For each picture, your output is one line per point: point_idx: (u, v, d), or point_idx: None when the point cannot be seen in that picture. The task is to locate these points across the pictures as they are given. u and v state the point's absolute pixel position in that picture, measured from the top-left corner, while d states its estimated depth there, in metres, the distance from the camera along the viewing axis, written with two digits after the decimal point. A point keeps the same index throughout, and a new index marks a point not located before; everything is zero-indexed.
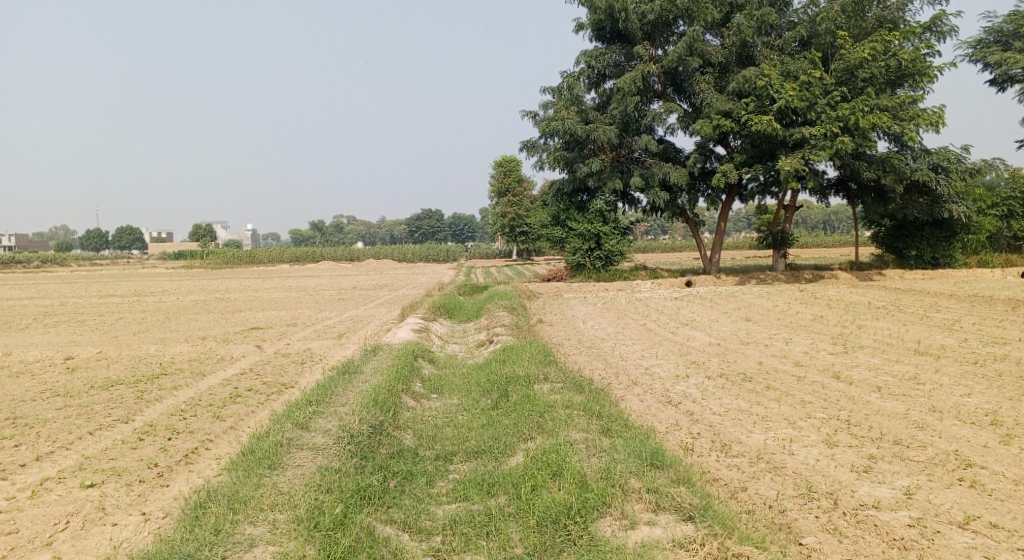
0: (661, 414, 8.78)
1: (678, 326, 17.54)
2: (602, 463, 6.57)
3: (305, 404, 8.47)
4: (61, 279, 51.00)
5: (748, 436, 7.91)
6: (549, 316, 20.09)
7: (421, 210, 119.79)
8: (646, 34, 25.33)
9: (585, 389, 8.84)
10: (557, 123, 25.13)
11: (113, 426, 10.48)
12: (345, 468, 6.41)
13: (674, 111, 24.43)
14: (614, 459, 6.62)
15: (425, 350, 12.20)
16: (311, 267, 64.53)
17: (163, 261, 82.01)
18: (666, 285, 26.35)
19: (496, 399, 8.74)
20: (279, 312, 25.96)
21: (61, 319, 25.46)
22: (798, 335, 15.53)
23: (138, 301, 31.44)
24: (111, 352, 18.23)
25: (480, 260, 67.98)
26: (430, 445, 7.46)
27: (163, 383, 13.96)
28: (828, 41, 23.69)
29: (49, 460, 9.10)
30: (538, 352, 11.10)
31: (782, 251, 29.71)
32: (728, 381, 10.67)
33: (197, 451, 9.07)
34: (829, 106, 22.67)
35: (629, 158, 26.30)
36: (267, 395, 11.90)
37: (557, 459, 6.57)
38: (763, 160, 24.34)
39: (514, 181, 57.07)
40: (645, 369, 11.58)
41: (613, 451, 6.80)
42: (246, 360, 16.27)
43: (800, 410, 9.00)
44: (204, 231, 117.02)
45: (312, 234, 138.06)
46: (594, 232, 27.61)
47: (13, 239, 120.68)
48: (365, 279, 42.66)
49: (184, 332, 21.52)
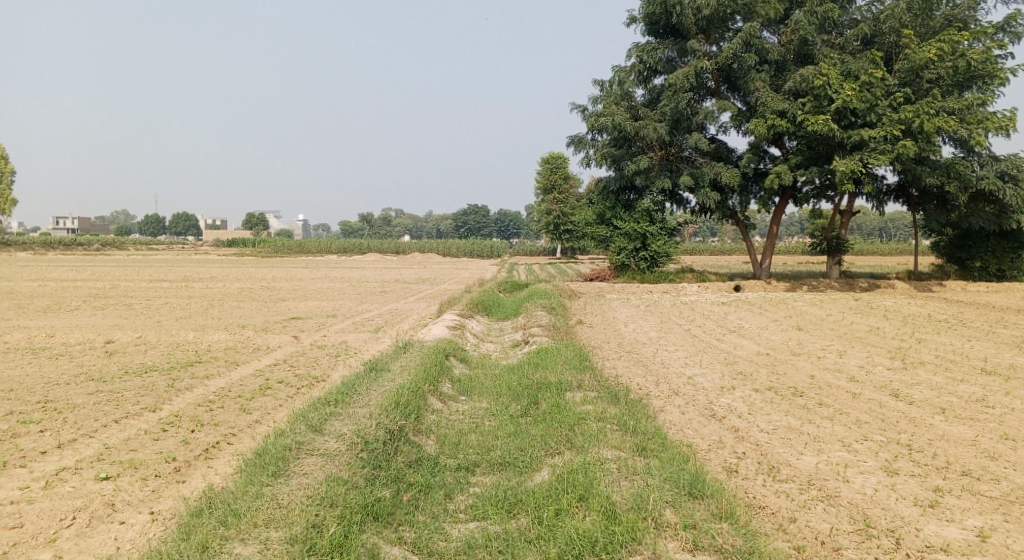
0: (703, 430, 8.19)
1: (725, 333, 16.80)
2: (635, 489, 6.04)
3: (324, 404, 8.10)
4: (116, 262, 51.98)
5: (797, 458, 7.29)
6: (589, 317, 19.50)
7: (468, 204, 119.88)
8: (701, 29, 24.53)
9: (621, 400, 8.28)
10: (606, 118, 24.48)
11: (139, 415, 10.28)
12: (355, 479, 6.00)
13: (728, 109, 23.56)
14: (646, 485, 6.08)
15: (458, 349, 11.76)
16: (358, 259, 64.87)
17: (215, 248, 83.45)
18: (713, 289, 25.51)
19: (526, 406, 8.27)
20: (320, 302, 25.84)
21: (109, 303, 25.76)
22: (853, 347, 14.68)
23: (185, 287, 31.71)
24: (150, 338, 18.23)
25: (526, 256, 67.66)
26: (452, 454, 7.02)
27: (197, 371, 13.82)
28: (892, 40, 22.70)
29: (69, 448, 8.89)
30: (574, 356, 10.56)
31: (837, 258, 28.57)
32: (777, 396, 10.01)
33: (218, 446, 8.79)
34: (891, 107, 21.63)
35: (678, 157, 25.51)
36: (296, 389, 11.59)
37: (585, 480, 6.06)
38: (819, 163, 23.35)
39: (560, 178, 56.60)
40: (687, 379, 10.96)
41: (646, 474, 6.25)
42: (281, 351, 16.05)
43: (855, 431, 8.32)
44: (257, 219, 119.18)
45: (361, 225, 139.64)
46: (641, 231, 26.94)
47: (74, 222, 124.09)
48: (409, 273, 42.52)
49: (225, 320, 21.48)
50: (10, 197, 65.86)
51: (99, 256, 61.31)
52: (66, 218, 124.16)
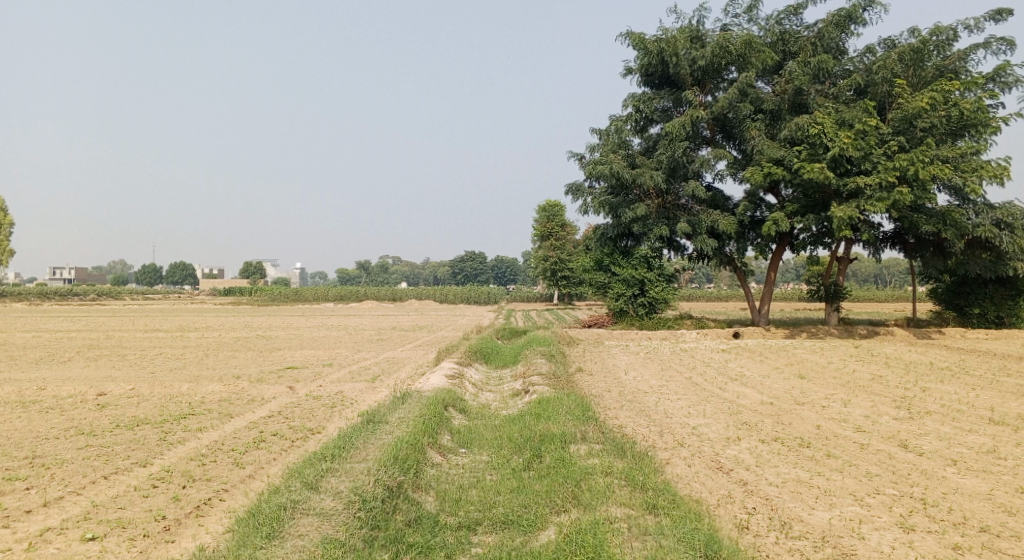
0: (710, 483, 7.97)
1: (727, 381, 16.57)
2: (647, 552, 5.86)
3: (321, 459, 7.85)
4: (112, 312, 51.69)
5: (809, 513, 7.07)
6: (589, 364, 19.27)
7: (464, 252, 120.04)
8: (696, 80, 24.84)
9: (627, 453, 8.05)
10: (603, 166, 24.60)
11: (130, 470, 10.01)
12: (352, 543, 5.78)
13: (723, 157, 23.70)
14: (659, 547, 5.91)
15: (457, 399, 11.52)
16: (355, 307, 64.63)
17: (211, 297, 83.27)
18: (712, 336, 25.36)
19: (529, 459, 8.04)
20: (316, 351, 25.57)
21: (103, 353, 25.44)
22: (858, 396, 14.46)
23: (180, 337, 31.41)
24: (144, 389, 17.92)
25: (522, 303, 67.53)
26: (453, 511, 6.77)
27: (190, 424, 13.52)
28: (885, 90, 23.00)
29: (56, 506, 8.62)
30: (576, 406, 10.34)
31: (835, 304, 28.44)
32: (784, 447, 9.79)
33: (209, 502, 8.52)
34: (885, 155, 21.79)
35: (675, 204, 25.58)
36: (291, 442, 11.32)
37: (594, 543, 5.86)
38: (816, 210, 23.41)
39: (557, 226, 56.67)
40: (691, 429, 10.72)
41: (658, 535, 6.08)
42: (276, 402, 15.77)
43: (867, 484, 8.10)
44: (254, 267, 119.18)
45: (358, 273, 139.86)
46: (639, 278, 26.88)
47: (72, 272, 124.07)
48: (405, 320, 42.28)
49: (219, 370, 21.17)
50: (7, 247, 65.71)
51: (95, 306, 61.04)
52: (63, 267, 123.97)
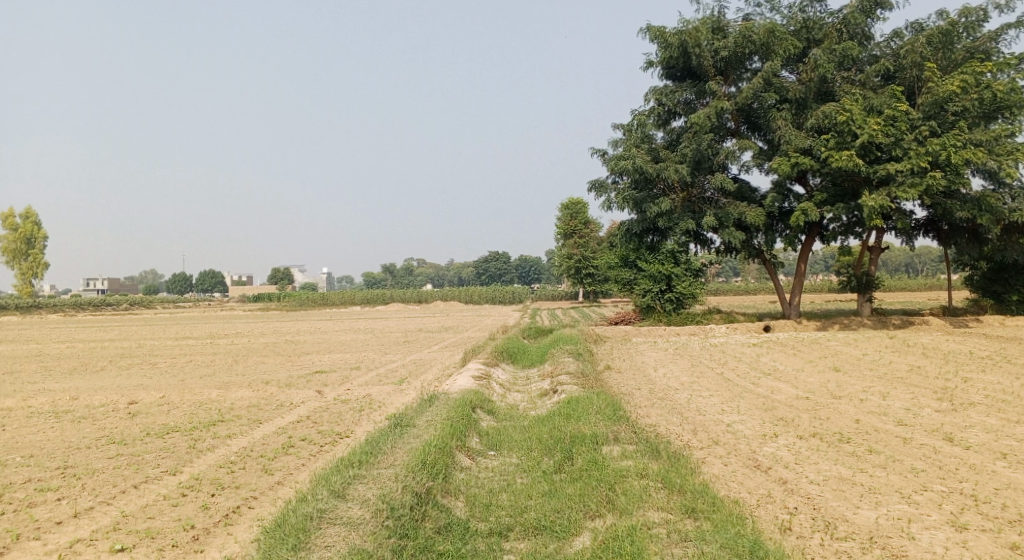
0: (749, 482, 7.72)
1: (760, 376, 16.21)
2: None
3: (347, 465, 7.71)
4: (144, 321, 52.30)
5: (854, 512, 6.83)
6: (617, 362, 18.99)
7: (489, 252, 120.06)
8: (719, 71, 24.43)
9: (661, 453, 7.81)
10: (626, 161, 24.33)
11: (159, 479, 9.97)
12: (381, 554, 5.65)
13: (749, 148, 23.28)
14: (701, 553, 5.73)
15: (485, 400, 11.34)
16: (381, 310, 64.75)
17: (240, 304, 84.01)
18: (742, 330, 24.94)
19: (560, 461, 7.83)
20: (344, 355, 25.53)
21: (134, 362, 25.64)
22: (896, 388, 14.05)
23: (210, 344, 31.58)
24: (174, 397, 17.96)
25: (548, 302, 67.30)
26: (484, 517, 6.60)
27: (220, 431, 13.49)
28: (913, 74, 22.52)
29: (87, 517, 8.59)
30: (607, 406, 10.10)
31: (868, 295, 27.83)
32: (823, 443, 9.49)
33: (238, 510, 8.44)
34: (916, 141, 21.27)
35: (701, 198, 25.19)
36: (319, 447, 11.21)
37: (633, 551, 5.69)
38: (846, 200, 22.88)
39: (580, 224, 56.61)
40: (726, 427, 10.45)
41: (700, 541, 5.89)
42: (305, 407, 15.71)
43: (913, 480, 7.81)
44: (282, 273, 120.27)
45: (384, 277, 140.61)
46: (665, 273, 26.56)
47: (105, 283, 126.26)
48: (432, 321, 42.18)
49: (249, 376, 21.21)
50: (42, 261, 66.77)
51: (128, 315, 61.94)
52: (97, 279, 126.04)
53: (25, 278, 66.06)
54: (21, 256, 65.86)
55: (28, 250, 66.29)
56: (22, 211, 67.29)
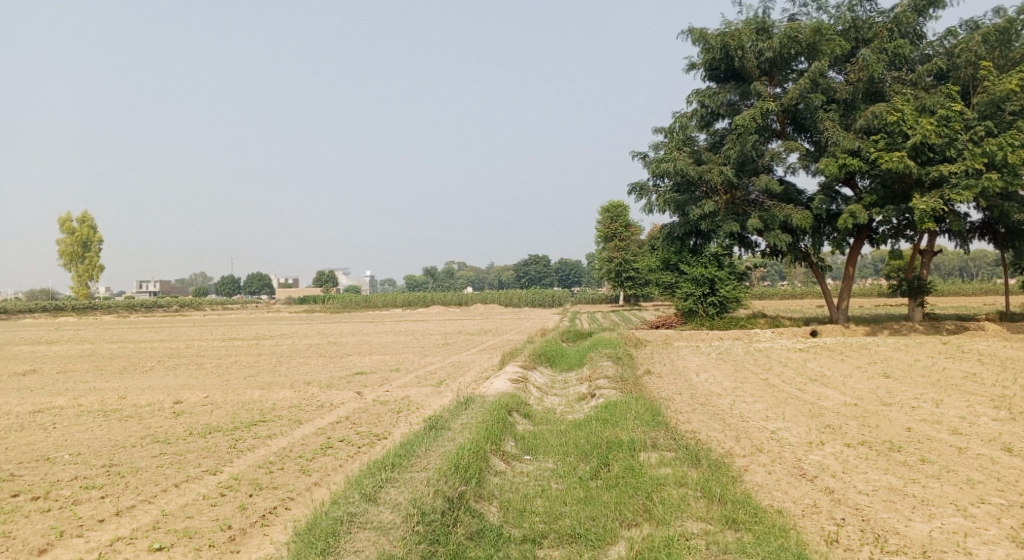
0: (793, 492, 7.46)
1: (806, 382, 15.79)
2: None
3: (380, 468, 7.65)
4: (193, 323, 53.43)
5: (906, 525, 6.56)
6: (658, 366, 18.70)
7: (529, 255, 120.09)
8: (764, 72, 23.93)
9: (701, 461, 7.59)
10: (668, 164, 23.99)
11: (200, 478, 10.07)
12: None
13: (795, 150, 22.76)
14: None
15: (522, 403, 11.23)
16: (423, 313, 65.06)
17: (286, 305, 85.33)
18: (788, 335, 24.40)
19: (596, 468, 7.66)
20: (385, 357, 25.64)
21: (181, 363, 26.10)
22: (950, 395, 13.54)
23: (255, 345, 32.02)
24: (218, 398, 18.20)
25: (589, 305, 66.92)
26: (517, 523, 6.47)
27: (260, 431, 13.59)
28: (968, 73, 21.81)
29: (128, 515, 8.69)
30: (646, 411, 9.89)
31: (919, 299, 27.03)
32: (872, 452, 9.16)
33: (275, 511, 8.46)
34: (971, 142, 20.61)
35: (745, 200, 24.71)
36: (357, 448, 11.21)
37: None
38: (896, 202, 22.20)
39: (621, 226, 56.04)
40: (770, 434, 10.15)
41: (741, 554, 5.68)
42: (345, 408, 15.78)
43: (969, 492, 7.50)
44: (326, 276, 121.80)
45: (425, 280, 141.68)
46: (709, 277, 26.13)
47: (156, 285, 129.43)
48: (472, 324, 42.19)
49: (291, 377, 21.41)
50: (97, 263, 68.65)
51: (177, 317, 63.28)
52: (148, 281, 129.22)
53: (82, 280, 68.02)
54: (79, 259, 67.81)
55: (85, 254, 68.20)
56: (78, 215, 69.26)
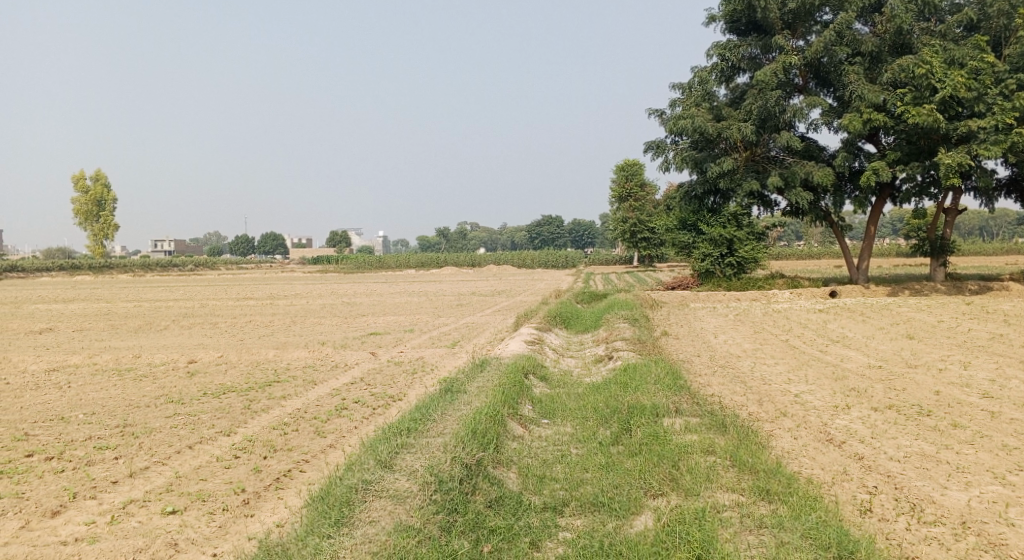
0: (822, 458, 7.21)
1: (827, 344, 15.48)
2: (764, 551, 5.26)
3: (396, 433, 7.45)
4: (207, 282, 53.41)
5: (941, 494, 6.32)
6: (675, 328, 18.42)
7: (543, 216, 119.56)
8: (786, 24, 23.14)
9: (727, 427, 7.34)
10: (686, 120, 23.41)
11: (214, 439, 9.96)
12: (430, 535, 5.38)
13: (817, 105, 22.11)
14: (779, 544, 5.30)
15: (538, 366, 11.02)
16: (436, 273, 64.93)
17: (300, 266, 85.51)
18: (807, 296, 24.00)
19: (617, 433, 7.42)
20: (399, 317, 25.47)
21: (196, 322, 26.06)
22: (977, 357, 13.22)
23: (269, 305, 31.95)
24: (231, 358, 18.12)
25: (602, 266, 66.56)
26: (538, 490, 6.28)
27: (274, 392, 13.47)
28: (1001, 24, 21.06)
29: (141, 477, 8.57)
30: (666, 374, 9.64)
31: (941, 259, 26.51)
32: (901, 416, 8.89)
33: (289, 474, 8.33)
34: (1001, 95, 19.97)
35: (765, 157, 24.13)
36: (372, 409, 11.06)
37: (703, 537, 5.31)
38: (921, 158, 21.59)
39: (636, 186, 55.17)
40: (793, 398, 9.88)
41: (778, 529, 5.46)
42: (359, 369, 15.65)
43: (1006, 459, 7.24)
44: (340, 235, 121.68)
45: (438, 240, 141.68)
46: (727, 237, 25.69)
47: (172, 245, 129.97)
48: (485, 284, 41.98)
49: (305, 337, 21.30)
50: (112, 223, 68.79)
51: (193, 276, 63.39)
52: (163, 241, 129.62)
53: (98, 239, 68.27)
54: (93, 218, 67.86)
55: (99, 212, 68.24)
56: (93, 174, 69.27)
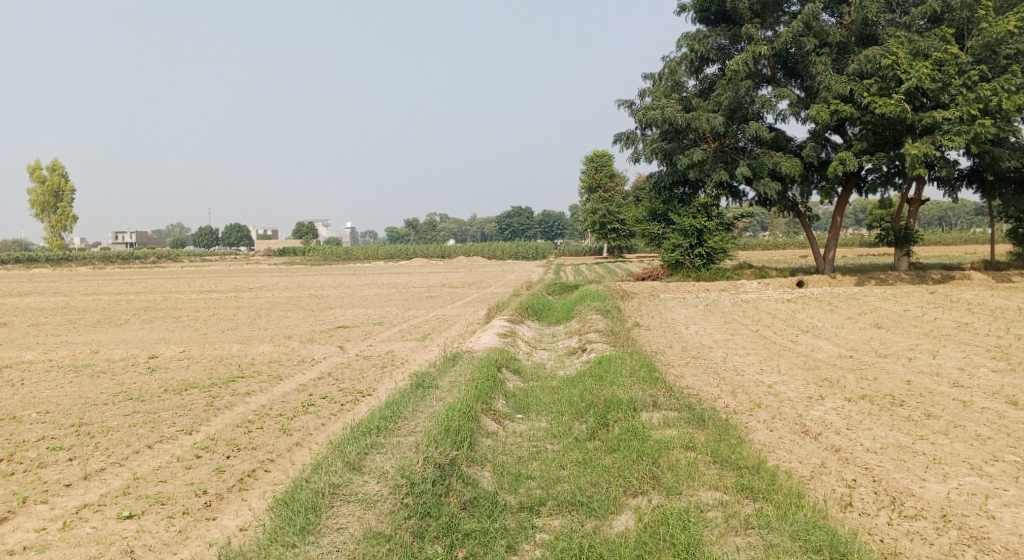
0: (799, 451, 7.11)
1: (797, 334, 15.51)
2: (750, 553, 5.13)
3: (365, 431, 7.19)
4: (170, 274, 52.20)
5: (920, 486, 6.25)
6: (646, 319, 18.34)
7: (512, 207, 119.44)
8: (755, 14, 23.08)
9: (705, 422, 7.21)
10: (656, 111, 23.30)
11: (175, 439, 9.59)
12: (402, 543, 5.16)
13: (786, 96, 22.14)
14: (766, 546, 5.18)
15: (511, 359, 10.81)
16: (405, 265, 64.35)
17: (266, 258, 84.26)
18: (775, 285, 24.11)
19: (594, 428, 7.25)
20: (367, 310, 25.08)
21: (157, 316, 25.38)
22: (945, 346, 13.31)
23: (234, 298, 31.28)
24: (194, 352, 17.63)
25: (571, 257, 66.72)
26: (515, 489, 6.08)
27: (239, 388, 13.09)
28: (964, 15, 21.25)
29: (97, 479, 8.19)
30: (641, 366, 9.50)
31: (905, 249, 26.80)
32: (875, 406, 8.84)
33: (254, 475, 8.03)
34: (965, 86, 20.15)
35: (734, 148, 24.13)
36: (340, 405, 10.77)
37: (687, 539, 5.18)
38: (887, 149, 21.74)
39: (605, 176, 55.31)
40: (767, 388, 9.81)
41: (764, 530, 5.34)
42: (327, 363, 15.30)
43: (981, 449, 7.22)
44: (306, 227, 120.16)
45: (407, 232, 140.93)
46: (697, 227, 25.69)
47: (134, 237, 127.38)
48: (454, 276, 41.61)
49: (270, 331, 20.84)
50: (71, 214, 67.04)
51: (154, 268, 61.95)
52: (124, 232, 126.76)
53: (56, 231, 66.44)
54: (51, 209, 66.08)
55: (57, 203, 66.49)
56: (50, 164, 67.50)
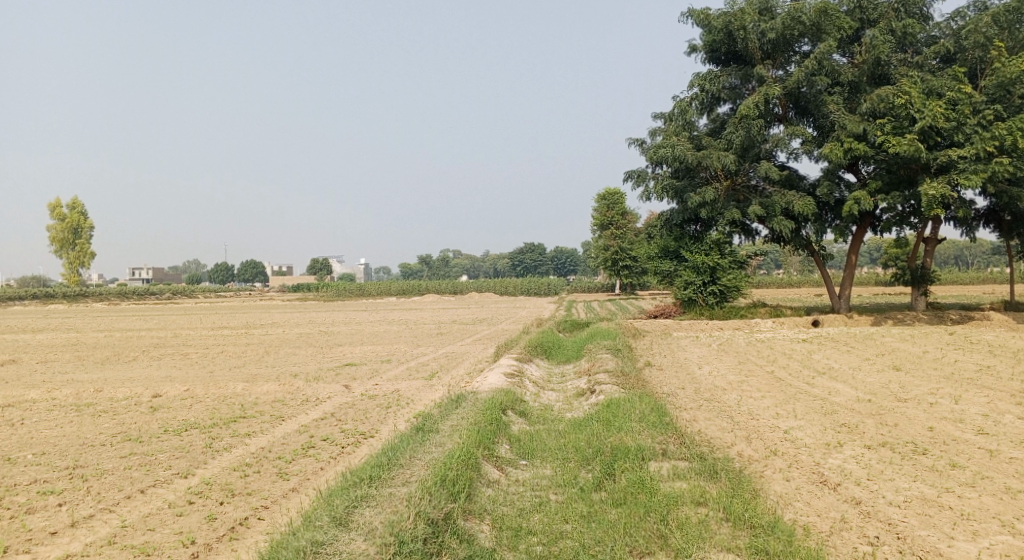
0: (817, 503, 6.71)
1: (813, 375, 15.07)
2: None
3: (358, 481, 6.86)
4: (182, 310, 52.18)
5: (948, 545, 5.87)
6: (658, 358, 17.95)
7: (524, 244, 119.70)
8: (766, 54, 23.00)
9: (716, 474, 6.84)
10: (666, 149, 23.17)
11: (169, 483, 9.29)
12: None
13: (798, 135, 21.96)
14: None
15: (517, 401, 10.46)
16: (417, 301, 64.18)
17: (279, 294, 84.34)
18: (789, 325, 23.67)
19: (600, 479, 6.91)
20: (376, 347, 24.79)
21: (166, 353, 25.17)
22: (967, 390, 12.87)
23: (244, 334, 31.10)
24: (198, 391, 17.35)
25: (584, 294, 66.21)
26: (514, 546, 5.74)
27: (240, 428, 12.78)
28: (977, 55, 21.08)
29: (84, 527, 7.89)
30: (651, 410, 9.13)
31: (923, 288, 26.30)
32: (897, 455, 8.43)
33: (246, 523, 7.71)
34: (980, 125, 19.88)
35: (746, 186, 23.88)
36: (341, 448, 10.45)
37: None
38: (901, 188, 21.43)
39: (618, 214, 55.08)
40: (782, 434, 9.42)
41: None
42: (331, 403, 14.98)
43: (1011, 504, 6.81)
44: (320, 264, 120.60)
45: (420, 268, 141.30)
46: (710, 265, 25.36)
47: (150, 273, 128.27)
48: (466, 313, 41.33)
49: (277, 368, 20.56)
50: (89, 250, 67.45)
51: (169, 304, 62.00)
52: (140, 268, 127.50)
53: (73, 267, 66.82)
54: (69, 246, 66.64)
55: (76, 240, 67.05)
56: (69, 202, 68.25)
